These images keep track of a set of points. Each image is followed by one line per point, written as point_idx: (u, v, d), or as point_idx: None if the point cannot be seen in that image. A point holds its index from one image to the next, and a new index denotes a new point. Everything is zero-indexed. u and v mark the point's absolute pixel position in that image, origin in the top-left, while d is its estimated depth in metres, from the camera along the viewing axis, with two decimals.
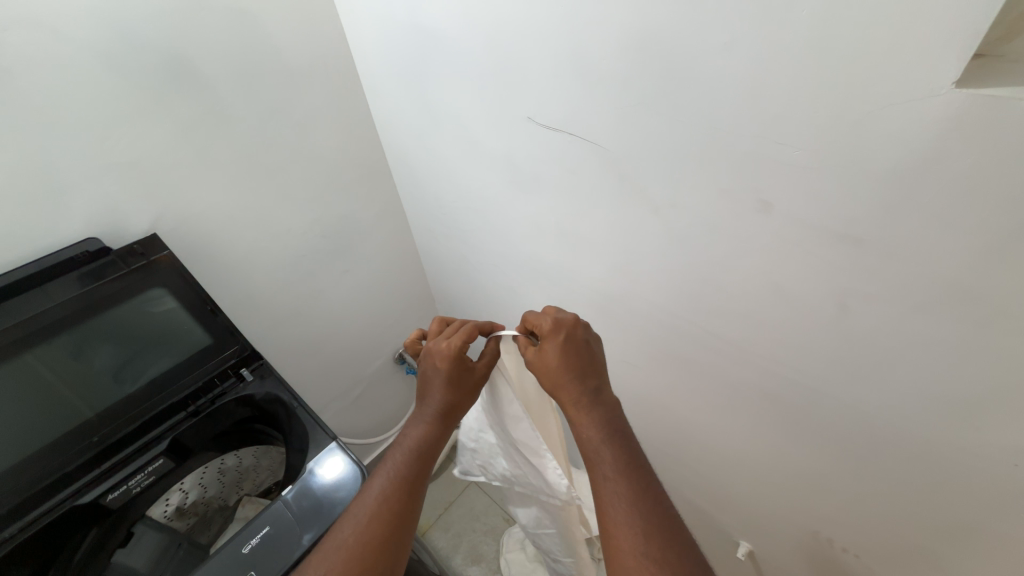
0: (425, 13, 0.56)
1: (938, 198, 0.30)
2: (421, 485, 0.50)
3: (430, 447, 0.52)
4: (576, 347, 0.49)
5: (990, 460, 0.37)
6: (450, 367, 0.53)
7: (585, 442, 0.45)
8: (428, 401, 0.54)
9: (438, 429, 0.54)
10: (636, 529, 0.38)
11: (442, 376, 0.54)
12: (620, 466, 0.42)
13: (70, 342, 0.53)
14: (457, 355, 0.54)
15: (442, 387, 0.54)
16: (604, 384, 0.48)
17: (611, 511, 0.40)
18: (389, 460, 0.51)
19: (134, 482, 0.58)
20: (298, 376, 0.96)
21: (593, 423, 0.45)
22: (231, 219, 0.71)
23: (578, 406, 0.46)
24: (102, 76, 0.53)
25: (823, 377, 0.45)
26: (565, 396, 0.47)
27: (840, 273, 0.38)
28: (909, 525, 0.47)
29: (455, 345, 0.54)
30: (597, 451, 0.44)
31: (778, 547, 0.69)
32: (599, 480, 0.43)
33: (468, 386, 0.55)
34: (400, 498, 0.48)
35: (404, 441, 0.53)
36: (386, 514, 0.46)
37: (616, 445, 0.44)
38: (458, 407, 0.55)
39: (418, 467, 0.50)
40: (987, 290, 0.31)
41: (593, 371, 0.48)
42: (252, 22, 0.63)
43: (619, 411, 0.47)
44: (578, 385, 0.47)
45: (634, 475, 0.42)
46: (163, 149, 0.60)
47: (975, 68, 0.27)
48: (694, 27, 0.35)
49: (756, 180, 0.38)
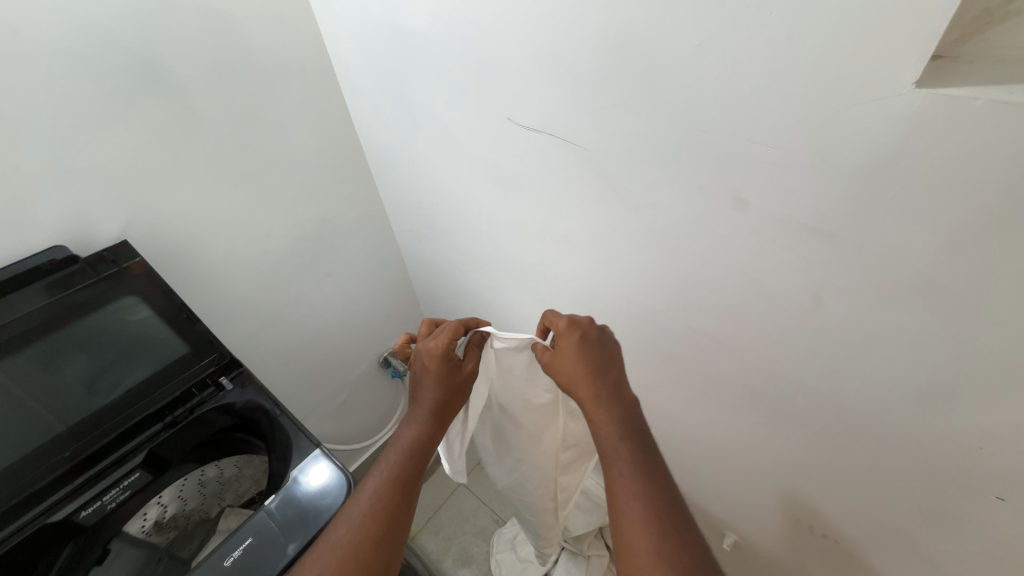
0: (403, 15, 0.55)
1: (904, 193, 0.31)
2: (414, 488, 0.50)
3: (423, 447, 0.52)
4: (593, 348, 0.50)
5: (958, 444, 0.39)
6: (440, 366, 0.54)
7: (603, 440, 0.46)
8: (420, 401, 0.54)
9: (429, 428, 0.53)
10: (648, 525, 0.39)
11: (432, 375, 0.54)
12: (637, 462, 0.43)
13: (37, 354, 0.51)
14: (445, 354, 0.54)
15: (434, 386, 0.54)
16: (620, 383, 0.49)
17: (625, 508, 0.41)
18: (383, 462, 0.51)
19: (109, 496, 0.56)
20: (280, 383, 0.94)
21: (612, 421, 0.46)
22: (206, 224, 0.69)
23: (596, 404, 0.47)
24: (67, 78, 0.51)
25: (801, 369, 0.46)
26: (584, 394, 0.48)
27: (814, 267, 0.39)
28: (885, 510, 0.49)
29: (443, 345, 0.54)
30: (615, 449, 0.44)
31: (762, 536, 0.70)
32: (615, 477, 0.43)
33: (457, 386, 0.55)
34: (395, 501, 0.47)
35: (399, 441, 0.53)
36: (384, 515, 0.46)
37: (632, 442, 0.45)
38: (448, 406, 0.55)
39: (410, 468, 0.50)
40: (951, 281, 0.32)
41: (611, 371, 0.49)
42: (225, 23, 0.61)
43: (636, 410, 0.48)
44: (596, 382, 0.48)
45: (649, 472, 0.42)
46: (133, 153, 0.58)
47: (935, 69, 0.28)
48: (670, 29, 0.35)
49: (733, 178, 0.39)
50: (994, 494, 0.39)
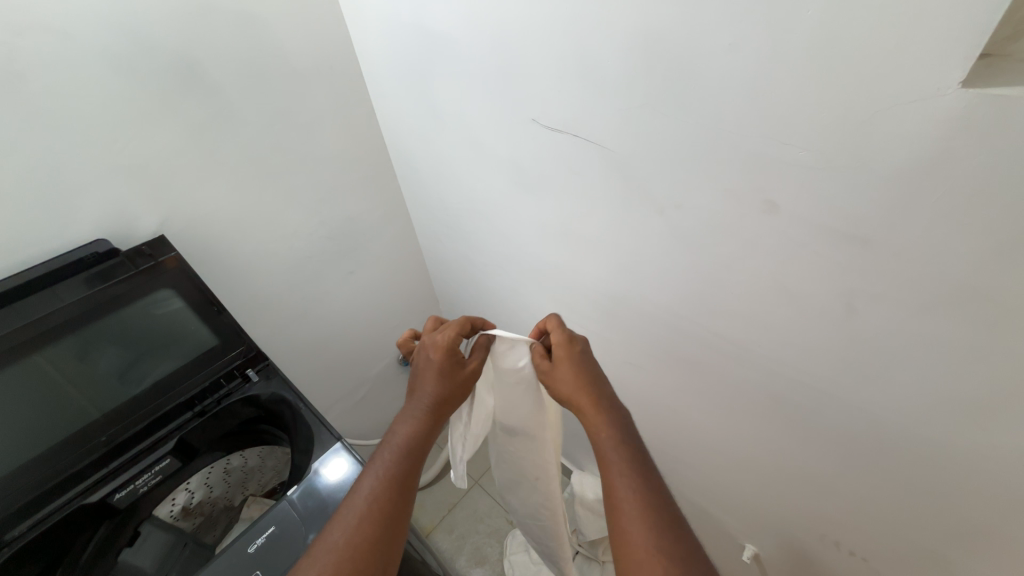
0: (429, 17, 0.56)
1: (948, 197, 0.30)
2: (410, 482, 0.50)
3: (418, 444, 0.52)
4: (588, 360, 0.51)
5: (1001, 463, 0.37)
6: (443, 358, 0.56)
7: (601, 443, 0.45)
8: (419, 396, 0.55)
9: (426, 423, 0.54)
10: (649, 522, 0.38)
11: (435, 368, 0.55)
12: (633, 463, 0.42)
13: (78, 342, 0.53)
14: (450, 347, 0.56)
15: (433, 380, 0.55)
16: (614, 394, 0.49)
17: (623, 504, 0.40)
18: (378, 459, 0.51)
19: (141, 481, 0.58)
20: (303, 377, 0.96)
21: (609, 426, 0.46)
22: (238, 221, 0.72)
23: (594, 410, 0.47)
24: (113, 81, 0.54)
25: (831, 379, 0.45)
26: (582, 400, 0.48)
27: (846, 273, 0.38)
28: (917, 528, 0.47)
29: (449, 338, 0.56)
30: (613, 450, 0.44)
31: (786, 550, 0.68)
32: (612, 476, 0.42)
33: (459, 382, 0.56)
34: (390, 495, 0.48)
35: (392, 440, 0.53)
36: (382, 511, 0.46)
37: (629, 446, 0.44)
38: (448, 401, 0.56)
39: (408, 464, 0.50)
40: (996, 291, 0.31)
41: (603, 381, 0.50)
42: (260, 26, 0.63)
43: (628, 419, 0.47)
44: (594, 391, 0.48)
45: (645, 475, 0.42)
46: (171, 152, 0.61)
47: (983, 69, 0.27)
48: (700, 29, 0.35)
49: (763, 181, 0.38)
50: None
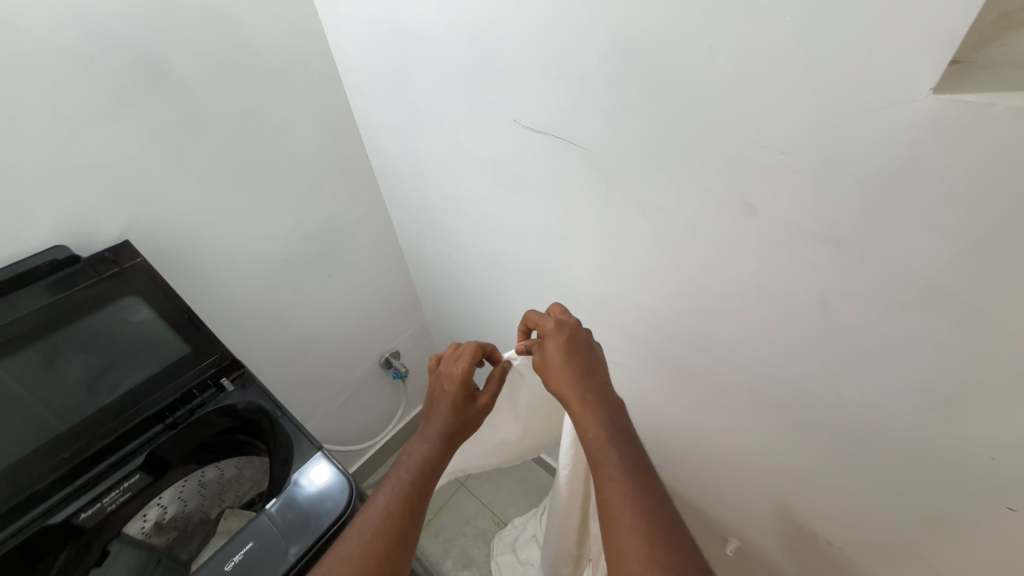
0: (407, 16, 0.55)
1: (919, 199, 0.30)
2: (422, 504, 0.49)
3: (432, 470, 0.50)
4: (578, 347, 0.50)
5: (967, 454, 0.38)
6: (458, 391, 0.53)
7: (591, 444, 0.45)
8: (431, 421, 0.53)
9: (440, 452, 0.52)
10: (641, 532, 0.38)
11: (448, 400, 0.53)
12: (625, 467, 0.42)
13: (38, 353, 0.51)
14: (464, 380, 0.53)
15: (446, 410, 0.53)
16: (607, 385, 0.48)
17: (615, 513, 0.40)
18: (388, 480, 0.50)
19: (108, 499, 0.56)
20: (280, 383, 0.93)
21: (598, 424, 0.45)
22: (208, 223, 0.69)
23: (584, 406, 0.46)
24: (71, 78, 0.51)
25: (807, 377, 0.46)
26: (570, 396, 0.47)
27: (823, 273, 0.38)
28: (892, 517, 0.48)
29: (463, 370, 0.53)
30: (603, 452, 0.44)
31: (766, 541, 0.69)
32: (604, 483, 0.42)
33: (471, 414, 0.54)
34: (403, 519, 0.46)
35: (406, 459, 0.51)
36: (393, 530, 0.45)
37: (621, 445, 0.44)
38: (459, 433, 0.53)
39: (420, 486, 0.49)
40: (964, 289, 0.32)
41: (595, 372, 0.49)
42: (229, 21, 0.61)
43: (622, 411, 0.47)
44: (582, 386, 0.47)
45: (637, 477, 0.42)
46: (136, 152, 0.58)
47: (952, 74, 0.27)
48: (679, 32, 0.35)
49: (742, 182, 0.38)
50: (1004, 505, 0.38)
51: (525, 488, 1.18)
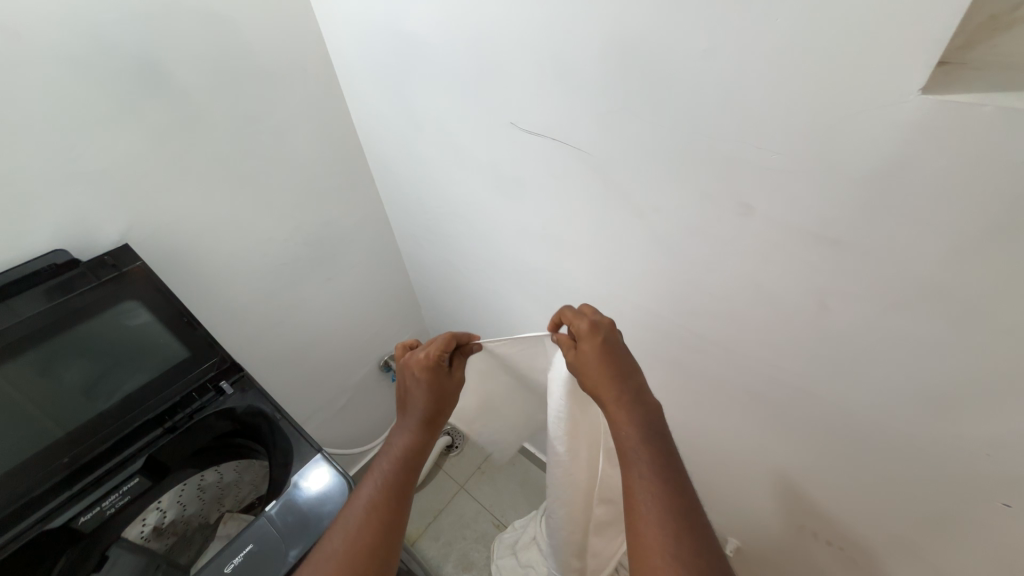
0: (405, 21, 0.55)
1: (911, 199, 0.31)
2: (408, 492, 0.49)
3: (413, 458, 0.51)
4: (614, 349, 0.49)
5: (963, 451, 0.39)
6: (427, 373, 0.54)
7: (624, 442, 0.45)
8: (409, 410, 0.54)
9: (418, 434, 0.52)
10: (667, 529, 0.38)
11: (420, 382, 0.54)
12: (655, 464, 0.42)
13: (38, 357, 0.51)
14: (432, 363, 0.54)
15: (420, 393, 0.54)
16: (643, 385, 0.48)
17: (642, 512, 0.40)
18: (371, 474, 0.50)
19: (107, 503, 0.56)
20: (280, 387, 0.93)
21: (633, 423, 0.45)
22: (208, 227, 0.69)
23: (619, 406, 0.46)
24: (72, 83, 0.51)
25: (806, 376, 0.46)
26: (606, 393, 0.47)
27: (820, 272, 0.39)
28: (890, 515, 0.48)
29: (431, 355, 0.54)
30: (635, 450, 0.44)
31: (767, 541, 0.69)
32: (634, 479, 0.42)
33: (446, 390, 0.55)
34: (388, 507, 0.46)
35: (390, 449, 0.52)
36: (378, 523, 0.45)
37: (653, 444, 0.44)
38: (439, 413, 0.54)
39: (403, 474, 0.49)
40: (958, 287, 0.32)
41: (633, 373, 0.48)
42: (228, 26, 0.61)
43: (658, 411, 0.47)
44: (618, 385, 0.47)
45: (666, 474, 0.42)
46: (136, 156, 0.58)
47: (941, 75, 0.28)
48: (674, 36, 0.35)
49: (737, 182, 0.39)
50: (1000, 501, 0.38)
51: (525, 492, 1.17)
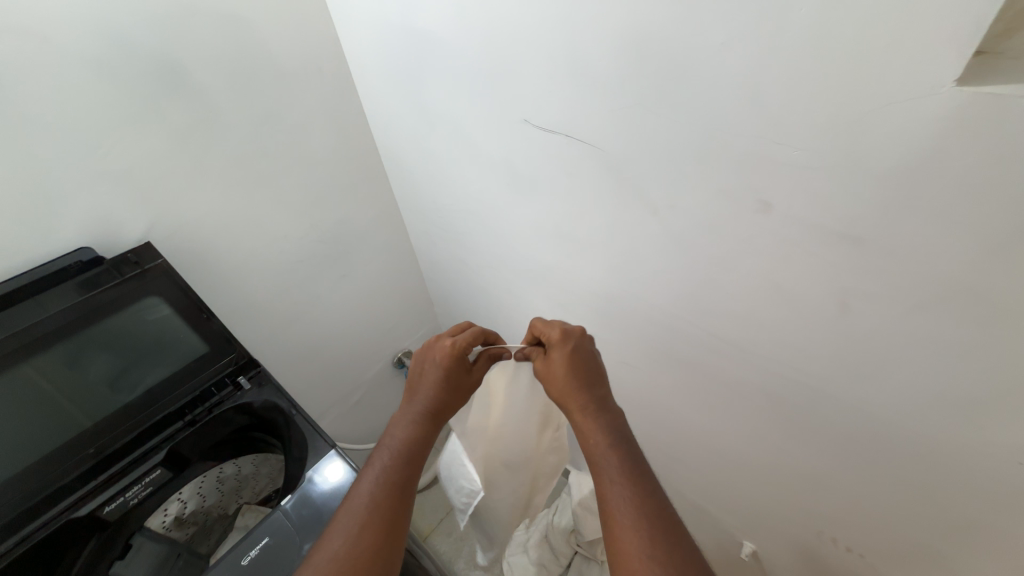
0: (419, 18, 0.55)
1: (941, 197, 0.29)
2: (410, 488, 0.49)
3: (415, 449, 0.52)
4: (582, 358, 0.51)
5: (994, 460, 0.37)
6: (450, 365, 0.56)
7: (591, 448, 0.45)
8: (414, 401, 0.55)
9: (424, 428, 0.53)
10: (642, 533, 0.38)
11: (440, 374, 0.55)
12: (626, 469, 0.42)
13: (66, 350, 0.52)
14: (458, 353, 0.56)
15: (435, 386, 0.55)
16: (608, 396, 0.49)
17: (616, 514, 0.40)
18: (370, 467, 0.51)
19: (131, 493, 0.57)
20: (296, 382, 0.95)
21: (600, 430, 0.45)
22: (226, 225, 0.70)
23: (585, 414, 0.47)
24: (96, 85, 0.53)
25: (826, 379, 0.45)
26: (572, 402, 0.48)
27: (842, 272, 0.37)
28: (913, 523, 0.47)
29: (459, 344, 0.56)
30: (604, 456, 0.44)
31: (784, 546, 0.68)
32: (605, 485, 0.42)
33: (460, 387, 0.57)
34: (391, 503, 0.47)
35: (388, 443, 0.52)
36: (380, 517, 0.45)
37: (622, 451, 0.44)
38: (447, 409, 0.56)
39: (405, 470, 0.50)
40: (990, 289, 0.31)
41: (598, 382, 0.49)
42: (245, 26, 0.62)
43: (623, 421, 0.47)
44: (585, 394, 0.48)
45: (638, 480, 0.41)
46: (156, 156, 0.60)
47: (976, 66, 0.27)
48: (691, 29, 0.34)
49: (756, 179, 0.38)
50: None
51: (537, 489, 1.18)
